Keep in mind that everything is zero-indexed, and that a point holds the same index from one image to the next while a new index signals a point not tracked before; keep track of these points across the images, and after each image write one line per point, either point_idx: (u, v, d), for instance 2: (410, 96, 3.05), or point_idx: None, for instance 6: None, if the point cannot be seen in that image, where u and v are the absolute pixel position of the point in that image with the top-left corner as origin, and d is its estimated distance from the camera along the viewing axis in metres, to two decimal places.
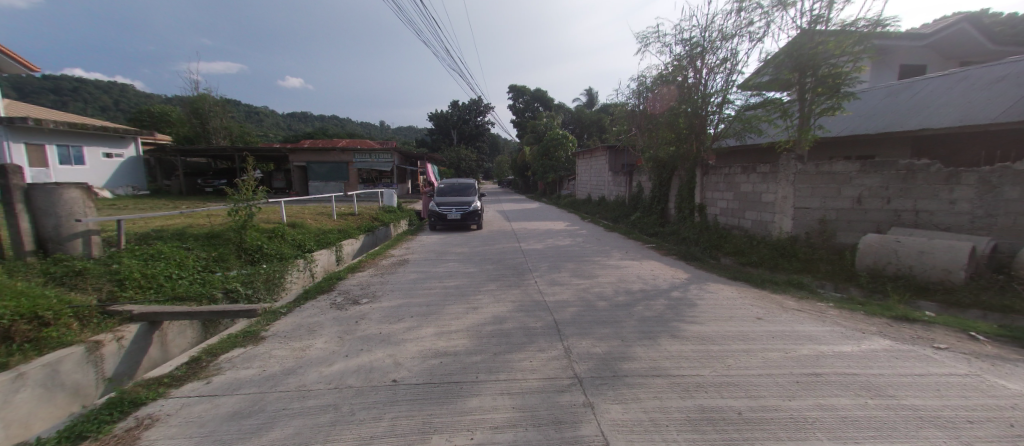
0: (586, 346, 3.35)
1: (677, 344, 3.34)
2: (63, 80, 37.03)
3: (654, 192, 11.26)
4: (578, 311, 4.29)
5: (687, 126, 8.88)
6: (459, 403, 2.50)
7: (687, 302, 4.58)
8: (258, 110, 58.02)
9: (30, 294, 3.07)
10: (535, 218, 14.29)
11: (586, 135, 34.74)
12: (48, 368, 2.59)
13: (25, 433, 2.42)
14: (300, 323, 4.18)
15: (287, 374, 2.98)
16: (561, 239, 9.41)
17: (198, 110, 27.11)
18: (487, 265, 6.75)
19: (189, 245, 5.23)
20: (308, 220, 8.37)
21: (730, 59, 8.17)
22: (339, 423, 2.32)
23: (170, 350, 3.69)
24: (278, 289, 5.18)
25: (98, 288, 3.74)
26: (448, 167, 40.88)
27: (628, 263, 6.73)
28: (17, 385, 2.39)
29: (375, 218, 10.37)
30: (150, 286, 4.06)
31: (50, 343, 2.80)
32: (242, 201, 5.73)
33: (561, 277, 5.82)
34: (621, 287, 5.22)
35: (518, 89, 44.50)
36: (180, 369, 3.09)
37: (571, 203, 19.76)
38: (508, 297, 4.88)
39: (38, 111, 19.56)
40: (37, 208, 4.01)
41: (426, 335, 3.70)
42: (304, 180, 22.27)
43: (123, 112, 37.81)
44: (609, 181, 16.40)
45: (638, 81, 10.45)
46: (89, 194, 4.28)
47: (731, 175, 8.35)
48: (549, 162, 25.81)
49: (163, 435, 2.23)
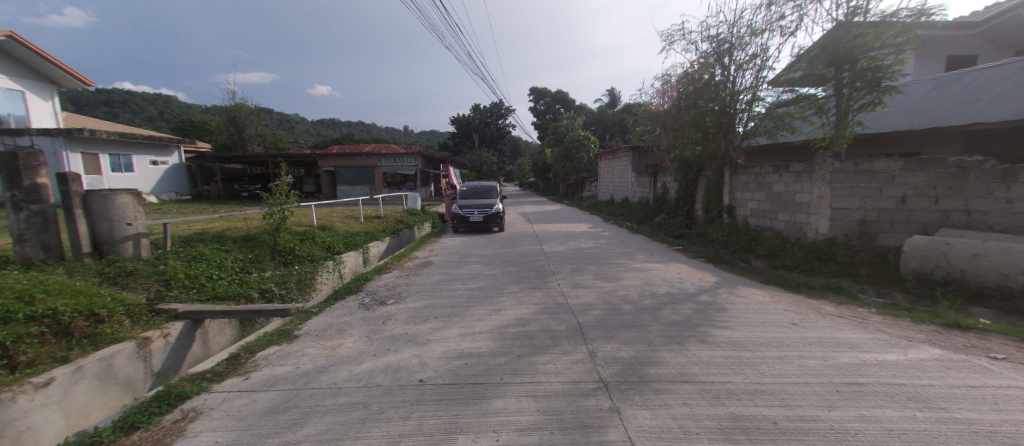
0: (611, 349, 3.30)
1: (707, 350, 3.25)
2: (115, 93, 39.84)
3: (680, 192, 11.00)
4: (603, 314, 4.23)
5: (714, 125, 8.65)
6: (485, 404, 2.52)
7: (716, 307, 4.45)
8: (289, 118, 60.44)
9: (88, 293, 3.31)
10: (558, 220, 14.20)
11: (608, 136, 34.32)
12: (103, 362, 2.78)
13: (83, 422, 2.62)
14: (330, 322, 4.32)
15: (320, 372, 3.08)
16: (584, 241, 9.34)
17: (235, 118, 28.50)
18: (510, 267, 6.76)
19: (228, 247, 5.49)
20: (337, 223, 8.63)
21: (760, 55, 7.89)
22: (369, 421, 2.37)
23: (211, 346, 3.89)
24: (310, 289, 5.36)
25: (146, 287, 3.98)
26: (470, 170, 41.20)
27: (653, 266, 6.60)
28: (76, 377, 2.58)
29: (400, 221, 10.57)
30: (193, 286, 4.30)
31: (105, 338, 3.00)
32: (276, 204, 5.99)
33: (583, 279, 5.77)
34: (647, 290, 5.12)
35: (539, 91, 44.51)
36: (222, 365, 3.24)
37: (593, 205, 19.52)
38: (532, 299, 4.88)
39: (93, 123, 21.07)
40: (94, 212, 4.32)
41: (452, 336, 3.74)
42: (332, 184, 23.03)
43: (167, 121, 40.22)
44: (632, 182, 16.16)
45: (662, 80, 10.30)
46: (139, 199, 4.56)
47: (762, 175, 8.04)
48: (570, 163, 25.67)
49: (206, 428, 2.35)
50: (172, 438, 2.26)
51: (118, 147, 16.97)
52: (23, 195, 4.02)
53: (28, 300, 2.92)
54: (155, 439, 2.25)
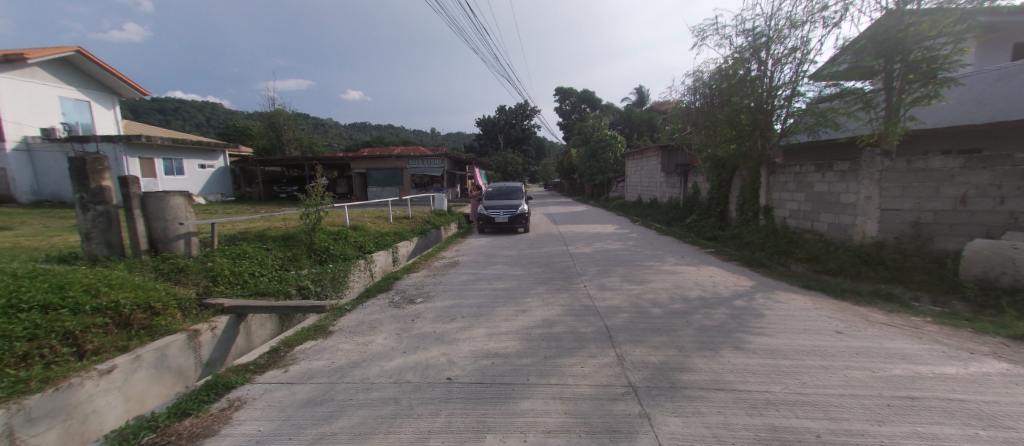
0: (640, 354, 3.24)
1: (742, 357, 3.13)
2: (167, 102, 42.78)
3: (712, 193, 10.63)
4: (631, 317, 4.15)
5: (750, 123, 8.29)
6: (513, 405, 2.52)
7: (752, 312, 4.27)
8: (324, 122, 62.95)
9: (145, 288, 3.56)
10: (584, 221, 14.04)
11: (636, 135, 33.66)
12: (158, 352, 2.99)
13: (140, 408, 2.82)
14: (362, 319, 4.45)
15: (353, 367, 3.19)
16: (610, 243, 9.18)
17: (274, 124, 29.96)
18: (535, 268, 6.75)
19: (269, 245, 5.77)
20: (368, 223, 8.90)
21: (801, 48, 7.52)
22: (400, 416, 2.44)
23: (253, 340, 4.10)
24: (343, 286, 5.57)
25: (196, 282, 4.25)
26: (495, 171, 41.41)
27: (685, 269, 6.41)
28: (135, 365, 2.79)
29: (428, 221, 10.76)
30: (238, 282, 4.55)
31: (160, 330, 3.23)
32: (312, 205, 6.25)
33: (611, 281, 5.68)
34: (677, 294, 4.97)
35: (564, 91, 44.18)
36: (263, 358, 3.41)
37: (620, 206, 19.17)
38: (558, 300, 4.84)
39: (149, 129, 22.71)
40: (150, 212, 4.65)
41: (479, 335, 3.77)
42: (363, 186, 23.75)
43: (213, 126, 42.68)
44: (661, 182, 15.78)
45: (694, 77, 10.00)
46: (189, 200, 4.86)
47: (803, 174, 7.65)
48: (596, 163, 25.31)
49: (249, 417, 2.48)
50: (220, 426, 2.39)
51: (171, 152, 18.19)
52: (90, 196, 4.37)
53: (94, 292, 3.17)
54: (205, 425, 2.40)
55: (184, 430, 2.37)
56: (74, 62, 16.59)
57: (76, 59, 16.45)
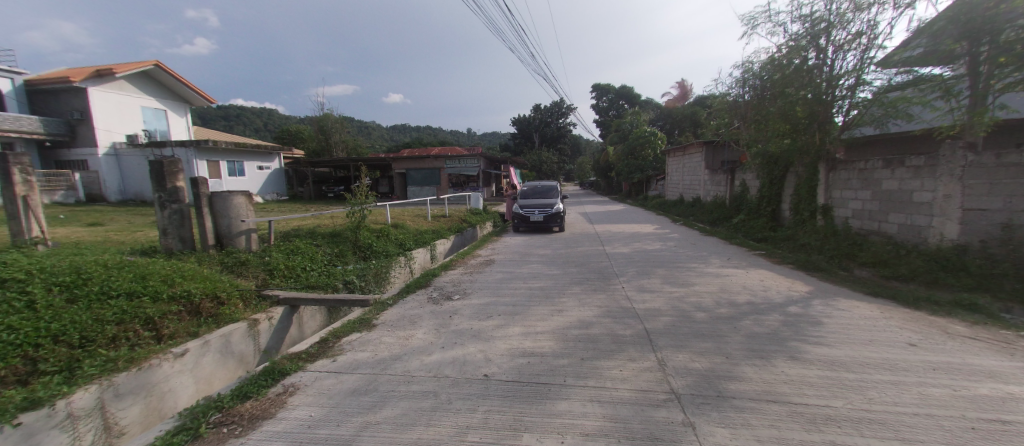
0: (683, 359, 3.11)
1: (798, 367, 2.92)
2: (231, 109, 46.55)
3: (762, 191, 10.02)
4: (673, 321, 3.99)
5: (807, 115, 7.72)
6: (550, 405, 2.51)
7: (808, 320, 3.97)
8: (368, 125, 65.95)
9: (213, 279, 3.88)
10: (621, 221, 13.71)
11: (677, 131, 32.34)
12: (223, 339, 3.25)
13: (208, 389, 3.09)
14: (403, 314, 4.60)
15: (395, 359, 3.31)
16: (650, 243, 8.89)
17: (323, 127, 31.68)
18: (571, 268, 6.67)
19: (318, 242, 6.11)
20: (408, 221, 9.20)
21: (867, 32, 6.90)
22: (439, 410, 2.49)
23: (304, 330, 4.36)
24: (385, 282, 5.79)
25: (256, 276, 4.59)
26: (530, 170, 41.37)
27: (731, 272, 6.08)
28: (204, 349, 3.05)
29: (464, 220, 10.95)
30: (291, 276, 4.86)
31: (225, 318, 3.51)
32: (357, 204, 6.54)
33: (650, 283, 5.50)
34: (723, 298, 4.72)
35: (602, 88, 43.23)
36: (314, 347, 3.61)
37: (659, 205, 18.54)
38: (596, 301, 4.76)
39: (215, 134, 24.79)
40: (217, 210, 5.06)
41: (515, 334, 3.79)
42: (404, 185, 24.53)
43: (270, 131, 45.83)
44: (704, 180, 15.07)
45: (743, 68, 9.46)
46: (250, 200, 5.22)
47: (869, 170, 7.02)
48: (635, 161, 24.60)
49: (302, 402, 2.65)
50: (277, 409, 2.57)
51: (234, 155, 19.73)
52: (166, 196, 4.83)
53: (170, 282, 3.50)
54: (263, 408, 2.58)
55: (245, 411, 2.56)
56: (152, 74, 18.40)
57: (153, 71, 18.23)
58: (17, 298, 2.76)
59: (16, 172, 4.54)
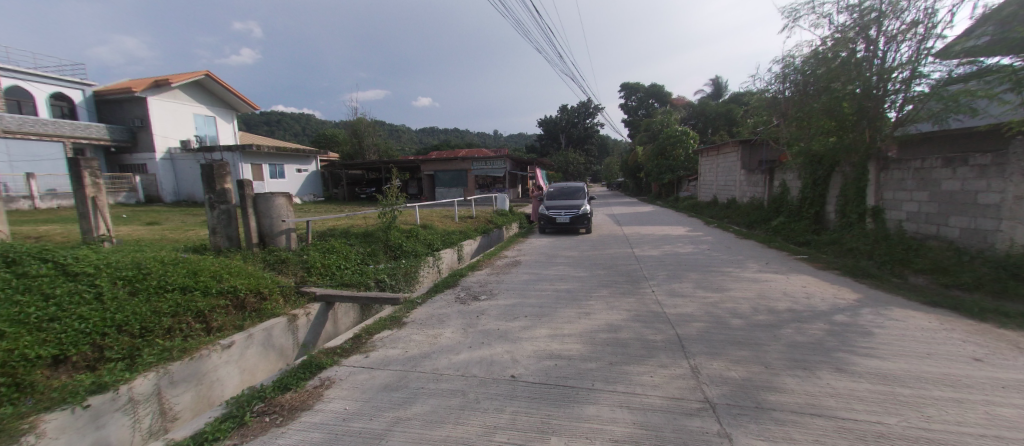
0: (718, 368, 2.99)
1: (845, 380, 2.75)
2: (272, 116, 49.11)
3: (804, 192, 9.50)
4: (707, 327, 3.85)
5: (854, 111, 7.28)
6: (578, 409, 2.48)
7: (856, 329, 3.73)
8: (398, 129, 67.87)
9: (257, 275, 4.10)
10: (651, 222, 13.39)
11: (711, 130, 31.19)
12: (266, 332, 3.43)
13: (251, 379, 3.27)
14: (432, 313, 4.68)
15: (424, 357, 3.37)
16: (681, 246, 8.62)
17: (357, 131, 32.80)
18: (598, 270, 6.57)
19: (352, 241, 6.32)
20: (436, 222, 9.35)
21: (924, 21, 6.42)
22: (467, 409, 2.52)
23: (339, 326, 4.53)
24: (414, 281, 5.91)
25: (295, 273, 4.81)
26: (556, 172, 41.09)
27: (770, 277, 5.80)
28: (248, 342, 3.23)
29: (491, 221, 11.02)
30: (327, 274, 5.06)
31: (268, 312, 3.70)
32: (388, 205, 6.72)
33: (682, 287, 5.34)
34: (761, 305, 4.50)
35: (631, 87, 42.27)
36: (348, 343, 3.74)
37: (691, 206, 17.95)
38: (624, 305, 4.67)
39: (258, 139, 26.22)
40: (260, 210, 5.33)
41: (543, 336, 3.77)
42: (432, 187, 24.96)
43: (307, 135, 47.92)
44: (740, 180, 14.45)
45: (784, 63, 9.01)
46: (289, 201, 5.47)
47: (926, 170, 6.52)
48: (665, 161, 23.93)
49: (338, 396, 2.75)
50: (314, 401, 2.68)
51: (275, 158, 20.76)
52: (216, 197, 5.14)
53: (219, 278, 3.73)
54: (302, 400, 2.70)
55: (286, 402, 2.69)
56: (202, 84, 19.68)
57: (204, 81, 19.49)
58: (87, 289, 3.03)
59: (87, 175, 4.96)
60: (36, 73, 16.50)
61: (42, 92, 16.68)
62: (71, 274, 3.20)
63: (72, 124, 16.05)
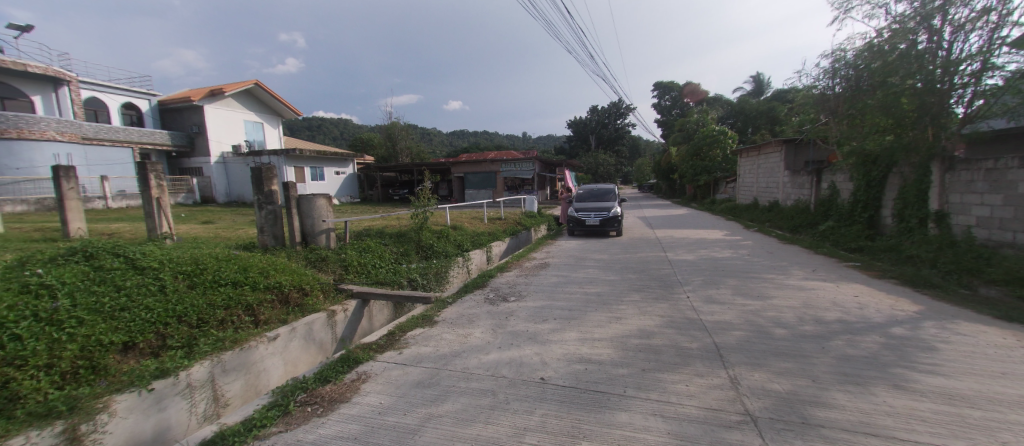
0: (759, 379, 2.85)
1: (905, 399, 2.54)
2: (313, 121, 51.58)
3: (856, 194, 8.89)
4: (747, 336, 3.68)
5: (914, 107, 6.72)
6: (609, 415, 2.44)
7: (917, 344, 3.44)
8: (430, 132, 69.45)
9: (300, 272, 4.31)
10: (685, 226, 12.95)
11: (751, 129, 29.76)
12: (307, 326, 3.61)
13: (294, 371, 3.46)
14: (462, 312, 4.74)
15: (455, 356, 3.42)
16: (719, 251, 8.27)
17: (391, 134, 33.82)
18: (630, 274, 6.43)
19: (386, 241, 6.52)
20: (466, 223, 9.49)
21: (997, 8, 5.85)
22: (497, 409, 2.54)
23: (374, 322, 4.68)
24: (444, 281, 6.02)
25: (333, 271, 5.03)
26: (586, 173, 40.60)
27: (817, 285, 5.46)
28: (291, 335, 3.41)
29: (519, 222, 11.03)
30: (363, 272, 5.26)
31: (310, 308, 3.89)
32: (420, 207, 6.89)
33: (719, 294, 5.12)
34: (807, 315, 4.24)
35: (665, 86, 41.13)
36: (383, 340, 3.85)
37: (729, 209, 17.20)
38: (657, 310, 4.54)
39: (300, 144, 27.63)
40: (303, 211, 5.59)
41: (572, 339, 3.74)
42: (462, 189, 25.29)
43: (344, 138, 49.91)
44: (784, 182, 13.70)
45: (834, 57, 8.46)
46: (330, 202, 5.70)
47: (1000, 170, 5.94)
48: (701, 162, 23.05)
49: (373, 390, 2.84)
50: (351, 394, 2.79)
51: (315, 161, 21.77)
52: (264, 198, 5.46)
53: (266, 274, 3.95)
54: (341, 392, 2.81)
55: (326, 394, 2.81)
56: (251, 92, 20.95)
57: (253, 89, 20.77)
58: (152, 282, 3.29)
59: (153, 178, 5.42)
60: (110, 85, 18.18)
61: (115, 102, 18.37)
62: (138, 267, 3.49)
63: (139, 131, 17.54)
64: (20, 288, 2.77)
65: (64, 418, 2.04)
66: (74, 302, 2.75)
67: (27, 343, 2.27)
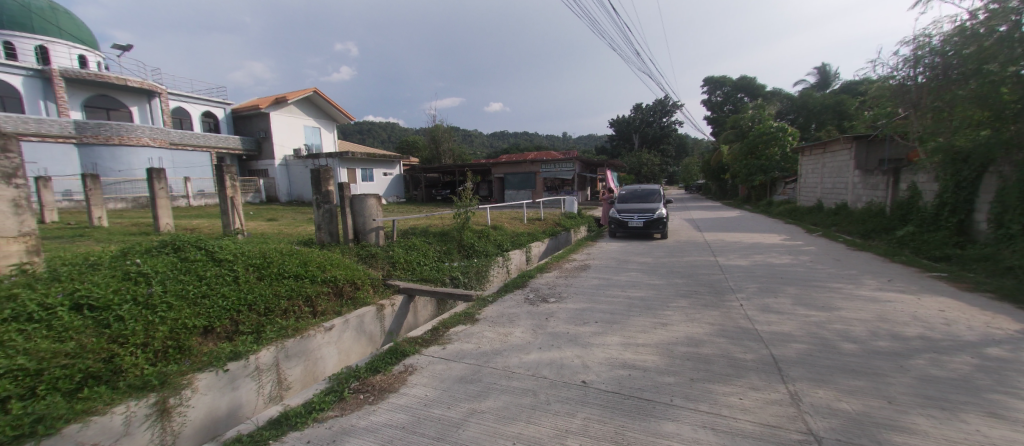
0: (824, 397, 2.63)
1: (1003, 429, 2.24)
2: (362, 125, 54.46)
3: (942, 196, 7.94)
4: (808, 350, 3.41)
5: None
6: (656, 424, 2.36)
7: (1019, 368, 3.02)
8: (471, 134, 70.81)
9: (352, 267, 4.56)
10: (737, 229, 12.20)
11: (815, 125, 27.46)
12: (359, 319, 3.81)
13: (347, 360, 3.66)
14: (502, 311, 4.80)
15: (496, 354, 3.47)
16: (776, 257, 7.71)
17: (434, 136, 34.85)
18: (676, 279, 6.17)
19: (430, 239, 6.73)
20: (506, 224, 9.57)
21: None
22: (538, 409, 2.54)
23: (419, 317, 4.84)
24: (485, 280, 6.12)
25: (382, 267, 5.29)
26: (628, 174, 39.48)
27: (893, 297, 4.93)
28: (345, 326, 3.62)
29: (559, 223, 10.94)
30: (409, 269, 5.48)
31: (361, 301, 4.10)
32: (462, 207, 7.05)
33: (777, 303, 4.77)
34: (882, 329, 3.85)
35: (715, 81, 39.11)
36: (428, 334, 3.98)
37: (788, 212, 16.00)
38: (706, 318, 4.33)
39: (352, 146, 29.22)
40: (356, 210, 5.89)
41: (615, 343, 3.66)
42: (502, 189, 25.49)
43: (391, 141, 52.12)
44: (855, 182, 12.50)
45: (917, 44, 7.63)
46: (379, 202, 5.93)
47: None
48: (756, 161, 21.63)
49: (419, 382, 2.95)
50: (398, 385, 2.91)
51: (365, 163, 22.90)
52: (322, 198, 5.84)
53: (323, 268, 4.22)
54: (390, 382, 2.95)
55: (376, 383, 2.95)
56: (310, 99, 22.43)
57: (312, 96, 22.26)
58: (228, 273, 3.64)
59: (228, 179, 5.98)
60: (192, 96, 20.25)
61: (196, 111, 20.44)
62: (216, 259, 3.87)
63: (216, 137, 19.23)
64: (123, 275, 3.17)
65: (156, 391, 2.31)
66: (165, 289, 3.10)
67: (128, 324, 2.60)
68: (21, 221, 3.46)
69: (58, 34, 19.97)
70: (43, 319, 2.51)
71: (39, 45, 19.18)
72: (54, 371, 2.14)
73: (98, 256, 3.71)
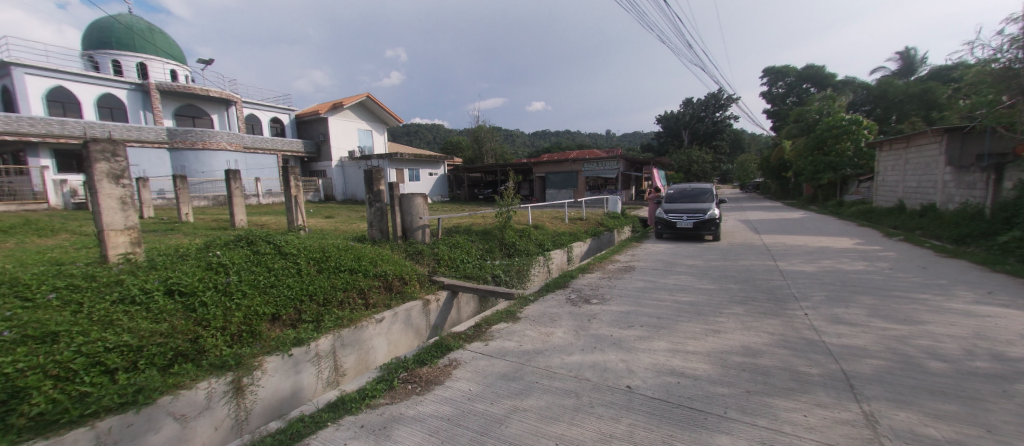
0: (906, 420, 2.37)
1: None
2: (410, 127, 56.68)
3: None
4: (885, 367, 3.09)
5: None
6: (707, 436, 2.25)
7: None
8: (513, 133, 71.33)
9: (401, 263, 4.76)
10: (799, 231, 11.26)
11: (896, 117, 24.71)
12: (406, 312, 3.97)
13: (396, 352, 3.84)
14: (544, 311, 4.78)
15: (539, 354, 3.47)
16: (847, 262, 7.03)
17: (478, 137, 35.45)
18: (730, 284, 5.82)
19: (472, 238, 6.86)
20: (547, 223, 9.53)
21: None
22: (581, 412, 2.51)
23: (462, 313, 4.97)
24: (526, 279, 6.14)
25: (427, 263, 5.48)
26: (677, 172, 37.80)
27: (993, 311, 4.33)
28: (393, 319, 3.78)
29: (602, 223, 10.72)
30: (453, 266, 5.64)
31: (409, 296, 4.27)
32: (504, 206, 7.12)
33: (848, 314, 4.35)
34: (979, 348, 3.39)
35: (776, 72, 36.39)
36: (471, 331, 4.06)
37: (862, 213, 14.53)
38: (764, 326, 4.05)
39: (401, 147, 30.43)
40: (404, 208, 6.15)
41: (662, 349, 3.52)
42: (544, 189, 25.41)
43: (436, 142, 53.75)
44: (945, 179, 11.09)
45: None
46: (425, 200, 6.15)
47: None
48: (824, 157, 19.85)
49: (463, 376, 3.03)
50: (444, 378, 3.01)
51: (413, 163, 23.81)
52: (373, 197, 6.15)
53: (375, 263, 4.44)
54: (435, 375, 3.06)
55: (423, 374, 3.07)
56: (364, 103, 23.69)
57: (366, 101, 23.51)
58: (292, 265, 3.94)
59: (292, 179, 6.48)
60: (262, 103, 22.12)
61: (265, 117, 22.30)
62: (283, 252, 4.21)
63: (282, 141, 21.00)
64: (207, 265, 3.54)
65: (232, 370, 2.57)
66: (240, 278, 3.42)
67: (210, 309, 2.91)
68: (127, 216, 3.97)
69: (154, 52, 22.59)
70: (143, 302, 2.86)
71: (139, 62, 21.88)
72: (152, 348, 2.44)
73: (185, 248, 4.17)
